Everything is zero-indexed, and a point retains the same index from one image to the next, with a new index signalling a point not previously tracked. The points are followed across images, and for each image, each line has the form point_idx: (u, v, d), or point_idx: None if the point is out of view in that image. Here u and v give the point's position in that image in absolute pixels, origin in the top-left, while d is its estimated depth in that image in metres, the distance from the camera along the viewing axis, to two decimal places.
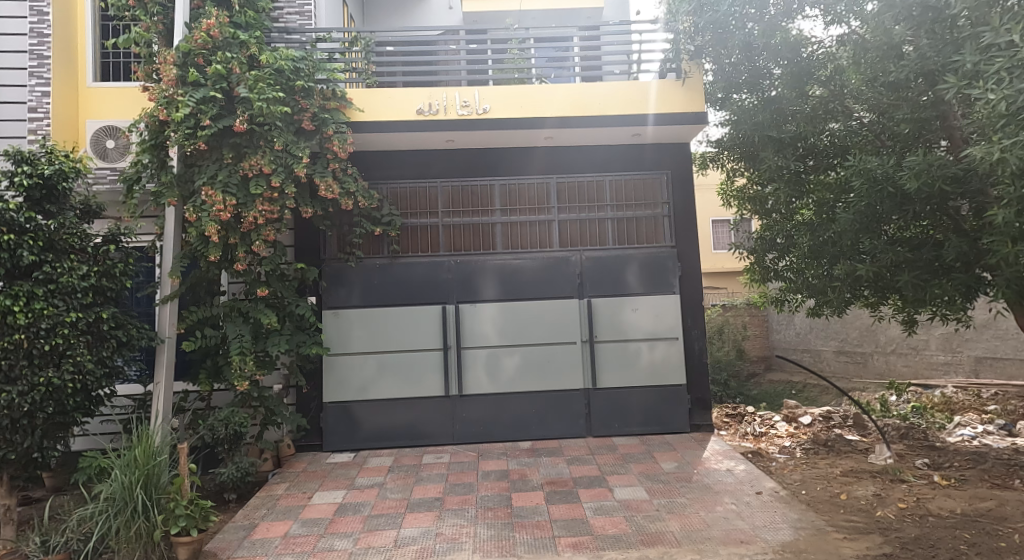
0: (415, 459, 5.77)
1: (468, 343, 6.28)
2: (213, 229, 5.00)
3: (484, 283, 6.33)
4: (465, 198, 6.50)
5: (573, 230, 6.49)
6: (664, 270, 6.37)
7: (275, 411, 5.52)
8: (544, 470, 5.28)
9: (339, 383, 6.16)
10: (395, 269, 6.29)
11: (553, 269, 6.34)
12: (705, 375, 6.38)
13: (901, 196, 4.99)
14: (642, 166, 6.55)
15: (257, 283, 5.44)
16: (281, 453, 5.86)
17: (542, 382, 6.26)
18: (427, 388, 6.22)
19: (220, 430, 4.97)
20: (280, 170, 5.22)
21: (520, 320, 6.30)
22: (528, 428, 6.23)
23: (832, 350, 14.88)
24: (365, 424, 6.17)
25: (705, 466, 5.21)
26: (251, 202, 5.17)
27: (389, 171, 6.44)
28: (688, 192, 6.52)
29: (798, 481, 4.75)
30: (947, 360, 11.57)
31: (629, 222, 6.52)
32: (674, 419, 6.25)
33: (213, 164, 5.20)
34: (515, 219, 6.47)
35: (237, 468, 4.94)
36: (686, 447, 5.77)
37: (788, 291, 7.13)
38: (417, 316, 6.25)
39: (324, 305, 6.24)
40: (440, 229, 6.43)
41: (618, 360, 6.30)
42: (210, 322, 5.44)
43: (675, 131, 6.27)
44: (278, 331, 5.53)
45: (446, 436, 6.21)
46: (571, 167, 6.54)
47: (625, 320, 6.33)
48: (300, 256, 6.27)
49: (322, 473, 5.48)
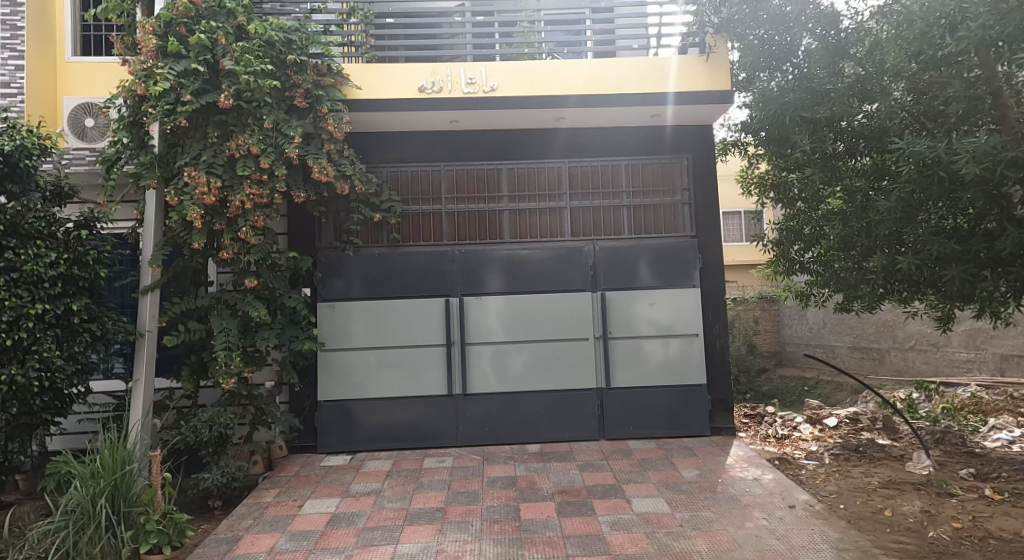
0: (416, 463, 5.38)
1: (472, 339, 5.87)
2: (197, 214, 4.60)
3: (489, 274, 5.91)
4: (470, 184, 6.08)
5: (586, 218, 6.06)
6: (683, 261, 5.92)
7: (266, 412, 5.15)
8: (555, 478, 4.88)
9: (335, 380, 5.77)
10: (395, 259, 5.87)
11: (564, 260, 5.91)
12: (727, 375, 5.95)
13: (952, 182, 4.51)
14: (660, 150, 6.09)
15: (245, 273, 5.06)
16: (272, 456, 5.50)
17: (552, 381, 5.85)
18: (429, 387, 5.82)
19: (204, 434, 4.56)
20: (270, 150, 4.83)
21: (529, 314, 5.88)
22: (537, 430, 5.83)
23: (847, 346, 14.37)
24: (363, 425, 5.79)
25: (730, 474, 4.80)
26: (238, 184, 4.75)
27: (388, 155, 6.01)
28: (710, 176, 6.05)
29: (834, 494, 4.33)
30: (971, 358, 11.09)
31: (645, 210, 6.08)
32: (694, 421, 5.83)
33: (197, 143, 4.78)
34: (523, 207, 6.04)
35: (223, 473, 4.59)
36: (707, 452, 5.36)
37: (814, 286, 6.68)
38: (419, 310, 5.84)
39: (319, 297, 5.83)
40: (443, 217, 6.01)
41: (633, 358, 5.88)
42: (195, 314, 5.05)
43: (698, 112, 5.79)
44: (269, 324, 5.13)
45: (448, 438, 5.81)
46: (585, 150, 6.09)
47: (641, 315, 5.90)
48: (293, 244, 5.86)
49: (316, 478, 5.09)
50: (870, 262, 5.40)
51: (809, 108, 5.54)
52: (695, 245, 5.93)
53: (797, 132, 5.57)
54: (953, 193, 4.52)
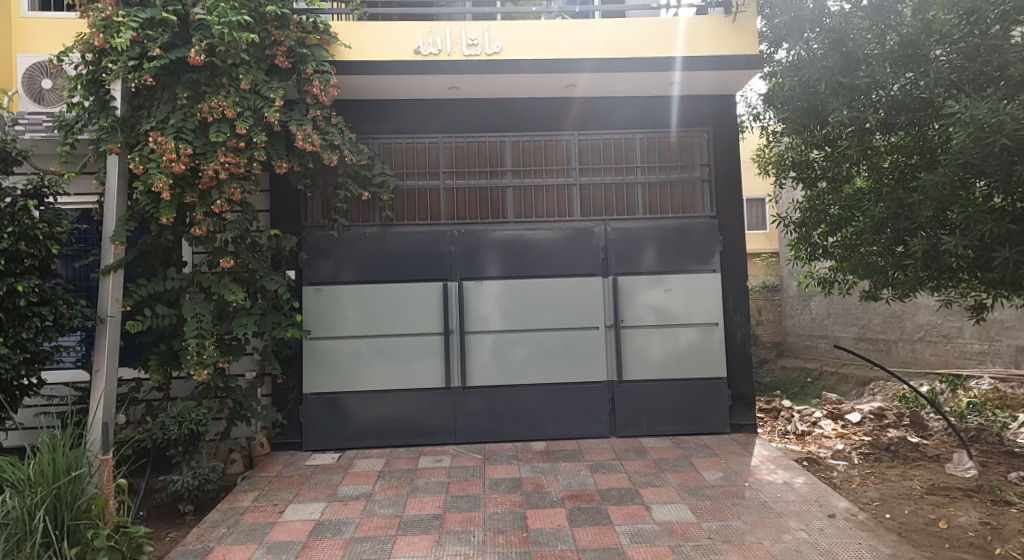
0: (410, 463, 4.92)
1: (473, 327, 5.38)
2: (164, 183, 4.06)
3: (491, 256, 5.41)
4: (471, 157, 5.57)
5: (598, 196, 5.56)
6: (702, 243, 5.45)
7: (244, 406, 4.66)
8: (564, 480, 4.42)
9: (323, 371, 5.29)
10: (389, 239, 5.37)
11: (573, 241, 5.42)
12: (748, 367, 5.49)
13: (1015, 153, 4.03)
14: (679, 122, 5.58)
15: (221, 252, 4.55)
16: (253, 453, 5.01)
17: (559, 373, 5.39)
18: (425, 379, 5.34)
19: (172, 432, 4.05)
20: (247, 114, 4.30)
21: (534, 301, 5.40)
22: (542, 427, 5.37)
23: (852, 337, 13.88)
24: (353, 419, 5.31)
25: (757, 477, 4.34)
26: (212, 152, 4.23)
27: (380, 125, 5.48)
28: (732, 150, 5.54)
29: (877, 501, 3.89)
30: (984, 350, 10.71)
31: (661, 187, 5.58)
32: (712, 417, 5.39)
33: (165, 106, 4.24)
34: (529, 183, 5.54)
35: (194, 476, 4.12)
36: (728, 452, 4.91)
37: (838, 272, 6.23)
38: (415, 295, 5.35)
39: (305, 280, 5.32)
40: (441, 193, 5.51)
41: (648, 349, 5.41)
42: (165, 298, 4.54)
43: (721, 80, 5.27)
44: (247, 310, 4.62)
45: (446, 435, 5.34)
46: (596, 122, 5.58)
47: (656, 302, 5.43)
48: (276, 221, 5.33)
49: (300, 479, 4.62)
50: (910, 245, 4.92)
51: (843, 76, 5.03)
52: (715, 226, 5.45)
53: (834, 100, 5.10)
54: (1013, 166, 4.04)
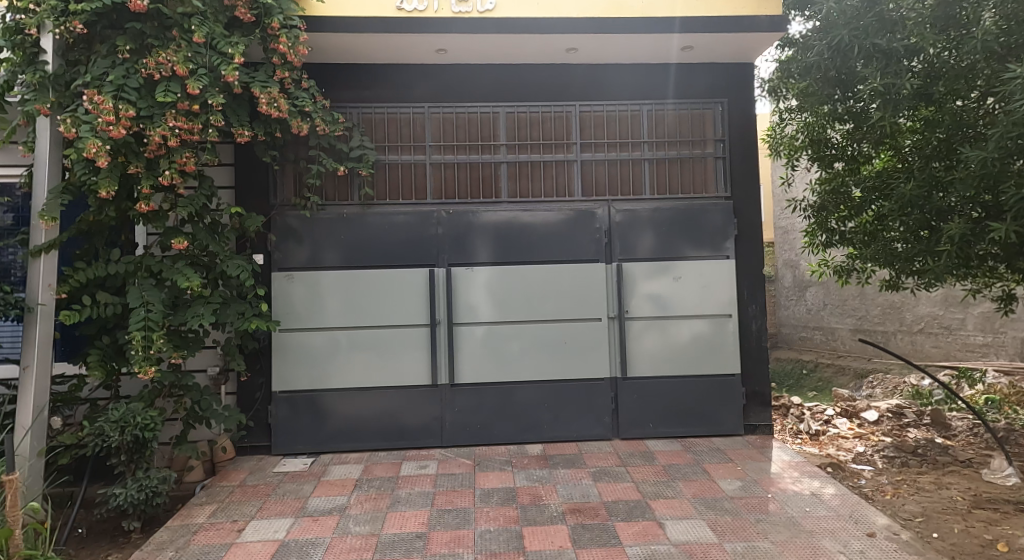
0: (391, 470, 4.40)
1: (462, 318, 4.85)
2: (99, 150, 3.45)
3: (483, 240, 4.87)
4: (461, 130, 5.02)
5: (601, 174, 5.05)
6: (714, 227, 4.95)
7: (202, 407, 4.11)
8: (564, 491, 3.93)
9: (294, 366, 4.75)
10: (368, 220, 4.81)
11: (574, 224, 4.91)
12: (764, 362, 5.01)
13: None
14: (691, 93, 5.05)
15: (173, 233, 3.99)
16: (215, 459, 4.48)
17: (557, 368, 4.89)
18: (409, 375, 4.82)
19: (113, 440, 3.51)
20: (201, 72, 3.71)
21: (530, 289, 4.88)
22: (539, 428, 4.88)
23: (848, 329, 13.39)
24: (329, 420, 4.78)
25: (781, 487, 3.88)
26: (159, 115, 3.65)
27: (359, 92, 4.90)
28: (749, 123, 5.04)
29: (920, 516, 3.44)
30: (987, 342, 10.30)
31: (671, 165, 5.07)
32: (724, 417, 4.92)
33: (103, 60, 3.63)
34: (525, 160, 5.01)
35: (139, 489, 3.58)
36: (744, 456, 4.44)
37: (856, 260, 5.78)
38: (398, 282, 4.81)
39: (274, 265, 4.75)
40: (427, 169, 4.96)
41: (655, 343, 4.92)
42: (107, 284, 3.95)
43: (739, 44, 4.73)
44: (205, 298, 4.06)
45: (432, 438, 4.83)
46: (600, 91, 5.04)
47: (665, 291, 4.93)
48: (242, 199, 4.75)
49: (266, 489, 4.09)
50: (948, 230, 4.49)
51: (879, 40, 4.52)
52: (730, 207, 4.95)
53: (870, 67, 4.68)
54: None
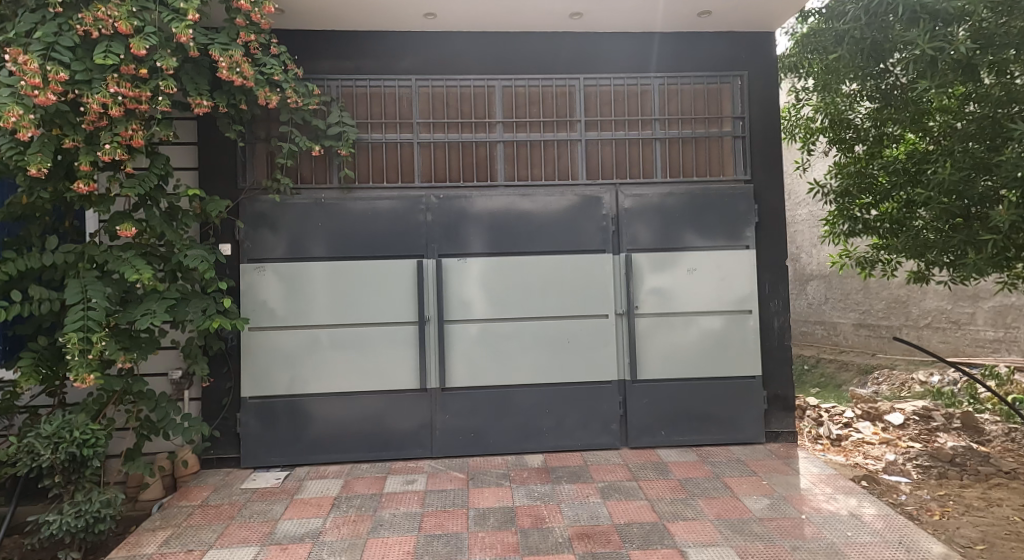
0: (374, 485, 3.92)
1: (454, 315, 4.37)
2: (23, 118, 2.93)
3: (477, 228, 4.38)
4: (451, 105, 4.51)
5: (608, 155, 4.56)
6: (734, 213, 4.48)
7: (159, 418, 3.60)
8: (570, 511, 3.46)
9: (268, 369, 4.25)
10: (349, 206, 4.31)
11: (578, 210, 4.43)
12: (788, 363, 4.54)
13: None
14: (707, 65, 4.57)
15: (120, 218, 3.48)
16: (176, 474, 3.99)
17: (559, 370, 4.41)
18: (396, 379, 4.33)
19: (43, 459, 3.03)
20: (148, 29, 3.18)
21: (529, 282, 4.40)
22: (539, 436, 4.40)
23: (851, 323, 11.57)
24: (306, 430, 4.29)
25: (814, 507, 3.43)
26: (99, 80, 3.13)
27: (338, 63, 4.38)
28: (771, 98, 4.56)
29: (981, 544, 3.01)
30: (999, 338, 8.90)
31: (684, 145, 4.59)
32: (743, 424, 4.47)
33: (31, 13, 3.10)
34: (524, 139, 4.53)
35: (76, 515, 3.09)
36: (769, 469, 3.98)
37: (882, 250, 5.34)
38: (383, 276, 4.32)
39: (243, 255, 4.24)
40: (416, 149, 4.45)
41: (668, 342, 4.46)
42: (45, 276, 3.45)
43: (762, 9, 4.23)
44: (158, 293, 3.56)
45: (421, 448, 4.35)
46: (607, 62, 4.54)
47: (678, 284, 4.46)
48: (206, 182, 4.23)
49: (231, 510, 3.59)
50: (995, 216, 4.07)
51: None
52: (750, 192, 4.48)
53: (912, 31, 4.16)
54: None
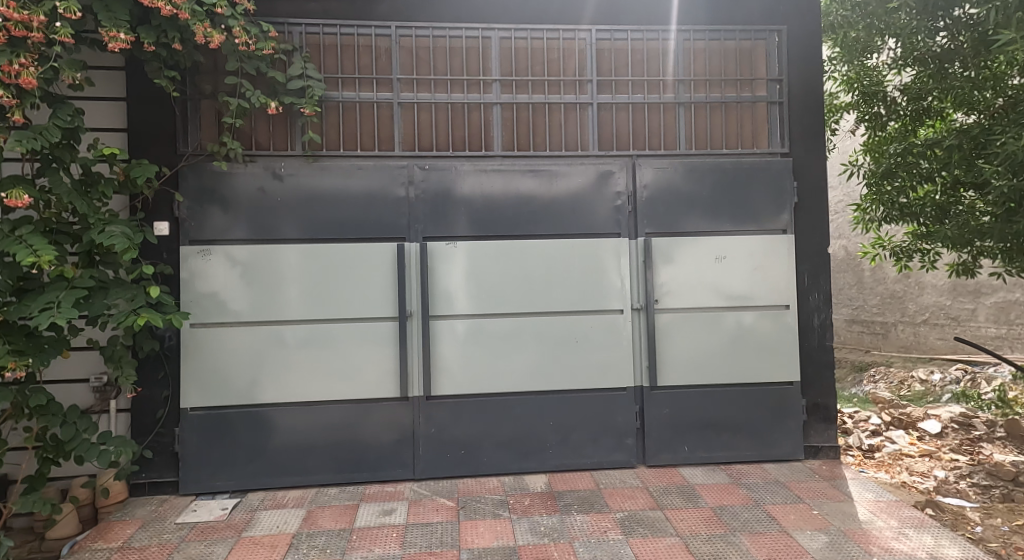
0: (344, 518, 3.21)
1: (441, 310, 3.65)
2: None
3: (468, 207, 3.67)
4: (438, 59, 3.79)
5: (624, 121, 3.90)
6: (771, 191, 3.85)
7: (67, 439, 2.84)
8: (586, 554, 2.79)
9: (214, 375, 3.50)
10: (315, 179, 3.56)
11: (590, 186, 3.75)
12: (829, 367, 3.93)
13: None
14: (737, 18, 3.91)
15: (13, 182, 2.69)
16: (97, 504, 3.34)
17: (567, 376, 3.74)
18: (373, 386, 3.61)
19: None
20: None
21: (530, 272, 3.70)
22: (542, 454, 3.73)
23: (843, 319, 10.85)
24: (263, 449, 3.55)
25: (883, 546, 2.81)
26: None
27: (304, 5, 3.63)
28: (814, 58, 3.91)
29: None
30: (1000, 335, 8.18)
31: (711, 112, 3.94)
32: (778, 438, 3.86)
33: None
34: (524, 102, 3.83)
35: None
36: (815, 494, 3.37)
37: (921, 239, 4.74)
38: (357, 262, 3.59)
39: (183, 236, 3.47)
40: (397, 110, 3.73)
41: (694, 342, 3.82)
42: None
43: None
44: (65, 282, 2.79)
45: (402, 469, 3.65)
46: (620, 11, 3.84)
47: (706, 275, 3.82)
48: (137, 144, 3.45)
49: (159, 555, 2.86)
50: None
51: None
52: (789, 167, 3.85)
53: None
54: None
